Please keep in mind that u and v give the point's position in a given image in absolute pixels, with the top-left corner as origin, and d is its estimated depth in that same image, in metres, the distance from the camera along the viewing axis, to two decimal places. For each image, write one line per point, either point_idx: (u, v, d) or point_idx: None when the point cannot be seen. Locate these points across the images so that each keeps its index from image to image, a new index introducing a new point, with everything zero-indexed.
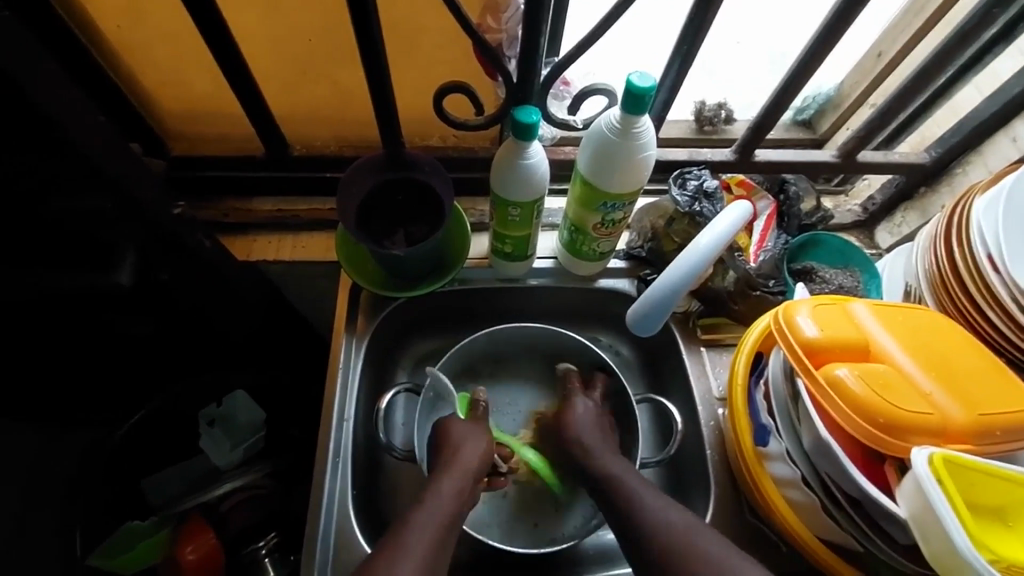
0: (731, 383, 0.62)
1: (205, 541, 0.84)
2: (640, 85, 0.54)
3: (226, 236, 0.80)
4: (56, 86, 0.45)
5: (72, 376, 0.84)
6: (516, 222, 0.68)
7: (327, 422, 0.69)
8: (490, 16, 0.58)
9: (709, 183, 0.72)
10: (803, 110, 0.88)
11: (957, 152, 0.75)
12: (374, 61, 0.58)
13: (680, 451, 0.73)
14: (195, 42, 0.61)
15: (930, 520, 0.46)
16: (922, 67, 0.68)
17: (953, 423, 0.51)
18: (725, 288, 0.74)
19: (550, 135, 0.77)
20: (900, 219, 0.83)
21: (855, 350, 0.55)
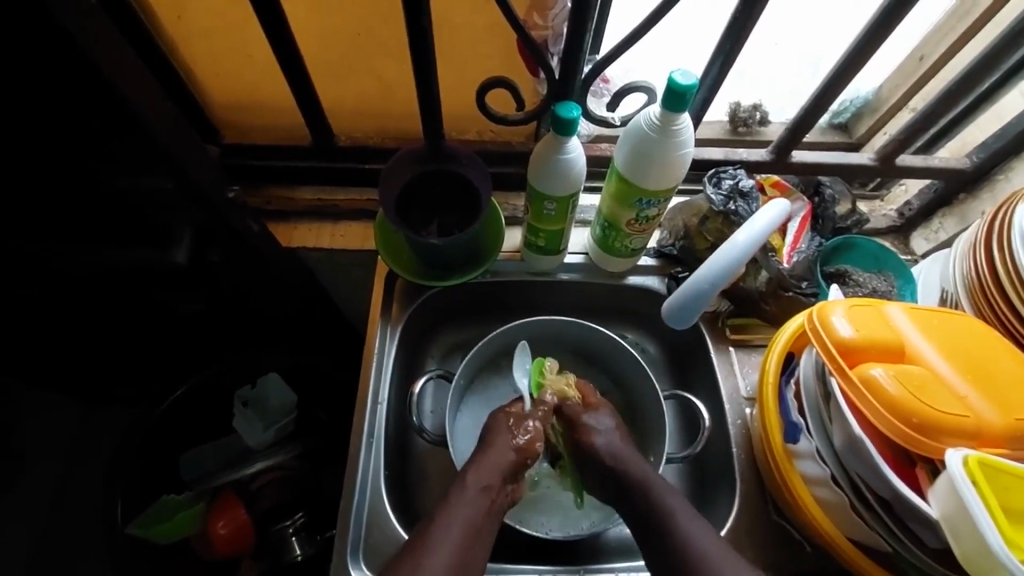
0: (762, 380, 0.62)
1: (236, 517, 0.89)
2: (681, 83, 0.55)
3: (271, 222, 0.83)
4: (127, 69, 0.48)
5: (118, 352, 0.88)
6: (551, 216, 0.70)
7: (362, 404, 0.71)
8: (536, 13, 0.59)
9: (744, 183, 0.72)
10: (839, 114, 0.88)
11: (999, 158, 0.74)
12: (423, 54, 0.60)
13: (706, 448, 0.74)
14: (251, 34, 0.64)
15: (963, 520, 0.46)
16: (966, 70, 0.67)
17: (989, 426, 0.50)
18: (757, 288, 0.75)
19: (587, 131, 0.78)
20: (937, 226, 0.82)
21: (889, 350, 0.55)
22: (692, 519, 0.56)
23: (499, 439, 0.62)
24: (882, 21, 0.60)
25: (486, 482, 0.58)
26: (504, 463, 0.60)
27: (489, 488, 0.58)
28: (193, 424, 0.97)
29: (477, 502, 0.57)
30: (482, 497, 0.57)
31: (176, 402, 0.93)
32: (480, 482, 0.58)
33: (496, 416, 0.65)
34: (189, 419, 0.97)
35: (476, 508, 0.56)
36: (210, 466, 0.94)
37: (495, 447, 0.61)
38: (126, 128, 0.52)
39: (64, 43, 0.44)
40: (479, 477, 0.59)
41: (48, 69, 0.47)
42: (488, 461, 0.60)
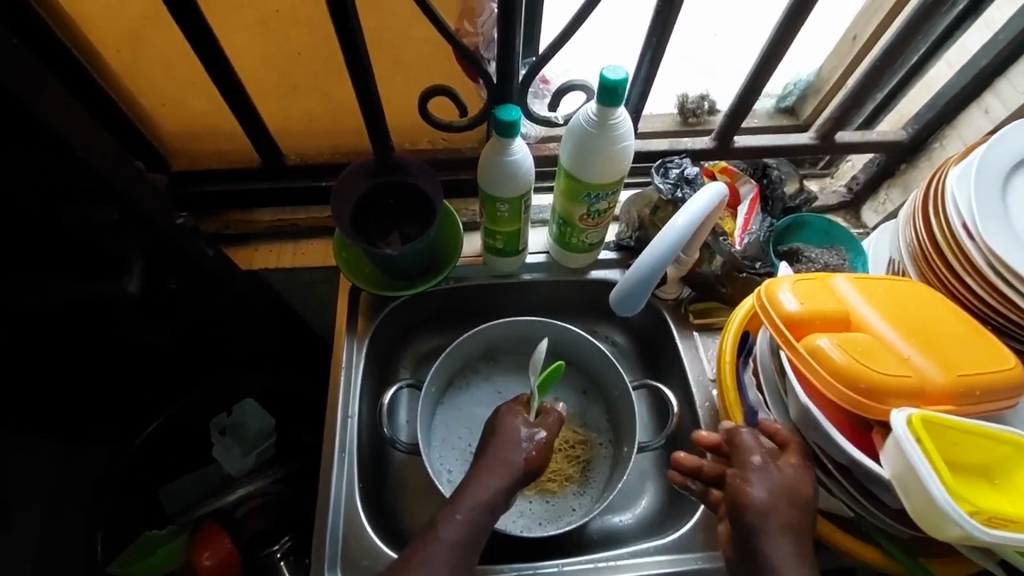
0: (721, 360, 0.64)
1: (222, 546, 0.87)
2: (612, 78, 0.57)
3: (231, 247, 0.83)
4: (61, 107, 0.49)
5: (86, 390, 0.87)
6: (506, 217, 0.71)
7: (332, 420, 0.71)
8: (467, 20, 0.61)
9: (690, 170, 0.74)
10: (785, 98, 0.91)
11: (932, 128, 0.76)
12: (359, 69, 0.62)
13: (678, 434, 0.75)
14: (188, 60, 0.65)
15: (912, 479, 0.47)
16: (888, 48, 0.70)
17: (933, 385, 0.52)
18: (713, 272, 0.76)
19: (534, 132, 0.79)
20: (884, 197, 0.85)
21: (836, 321, 0.56)
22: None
23: (507, 456, 0.60)
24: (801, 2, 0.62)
25: (477, 504, 0.57)
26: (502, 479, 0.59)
27: (484, 513, 0.57)
28: (171, 456, 0.96)
29: (468, 525, 0.57)
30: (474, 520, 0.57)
31: (152, 435, 0.93)
32: (474, 505, 0.57)
33: (501, 414, 0.64)
34: (166, 453, 0.96)
35: (462, 530, 0.56)
36: (192, 497, 0.93)
37: (500, 462, 0.60)
38: (65, 166, 0.52)
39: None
40: (477, 498, 0.57)
41: None
42: (485, 480, 0.59)
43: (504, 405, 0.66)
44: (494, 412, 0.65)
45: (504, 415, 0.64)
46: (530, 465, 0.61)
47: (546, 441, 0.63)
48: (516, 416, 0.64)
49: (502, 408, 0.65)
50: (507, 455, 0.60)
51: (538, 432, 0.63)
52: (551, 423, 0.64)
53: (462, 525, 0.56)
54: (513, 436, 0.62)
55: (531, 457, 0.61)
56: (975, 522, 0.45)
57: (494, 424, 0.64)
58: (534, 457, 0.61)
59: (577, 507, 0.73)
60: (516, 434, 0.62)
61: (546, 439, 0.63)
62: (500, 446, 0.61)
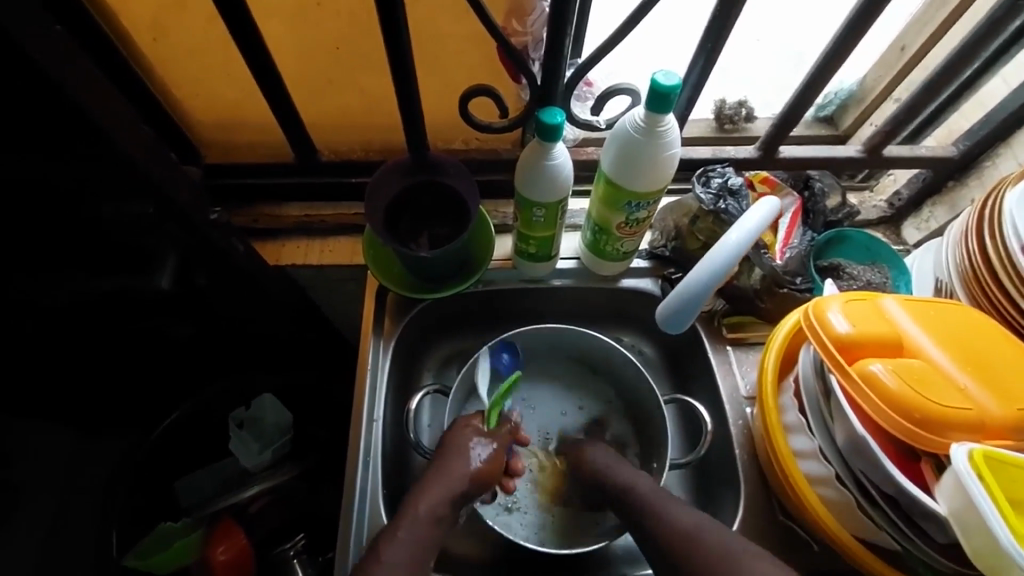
0: (762, 379, 0.63)
1: (236, 540, 0.85)
2: (664, 84, 0.54)
3: (258, 241, 0.82)
4: (104, 99, 0.48)
5: (106, 381, 0.86)
6: (541, 223, 0.69)
7: (358, 423, 0.70)
8: (515, 19, 0.59)
9: (733, 181, 0.72)
10: (825, 107, 0.88)
11: (985, 145, 0.73)
12: (402, 66, 0.60)
13: (708, 451, 0.73)
14: (226, 51, 0.63)
15: (973, 516, 0.45)
16: (948, 60, 0.67)
17: (992, 418, 0.50)
18: (752, 286, 0.74)
19: (573, 135, 0.77)
20: (927, 214, 0.82)
21: (887, 344, 0.54)
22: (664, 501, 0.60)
23: (452, 467, 0.60)
24: (846, 37, 0.62)
25: (424, 518, 0.56)
26: (455, 490, 0.59)
27: (441, 518, 0.57)
28: (188, 449, 0.95)
29: (426, 533, 0.56)
30: (430, 529, 0.56)
31: (169, 428, 0.91)
32: (432, 509, 0.57)
33: (457, 427, 0.64)
34: (184, 445, 0.95)
35: (423, 537, 0.55)
36: (207, 491, 0.92)
37: (448, 477, 0.59)
38: (100, 156, 0.51)
39: (29, 72, 0.43)
40: (422, 514, 0.56)
41: (33, 111, 0.47)
42: (435, 489, 0.58)
43: (461, 418, 0.66)
44: (448, 427, 0.65)
45: (455, 429, 0.64)
46: (475, 480, 0.60)
47: (497, 454, 0.63)
48: (467, 429, 0.64)
49: (459, 422, 0.65)
50: (452, 466, 0.60)
51: (493, 443, 0.64)
52: (503, 439, 0.65)
53: (410, 542, 0.55)
54: (462, 450, 0.62)
55: (478, 471, 0.61)
56: None
57: (444, 440, 0.64)
58: (485, 473, 0.61)
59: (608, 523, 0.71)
60: (462, 447, 0.62)
61: (494, 453, 0.63)
62: (450, 459, 0.61)
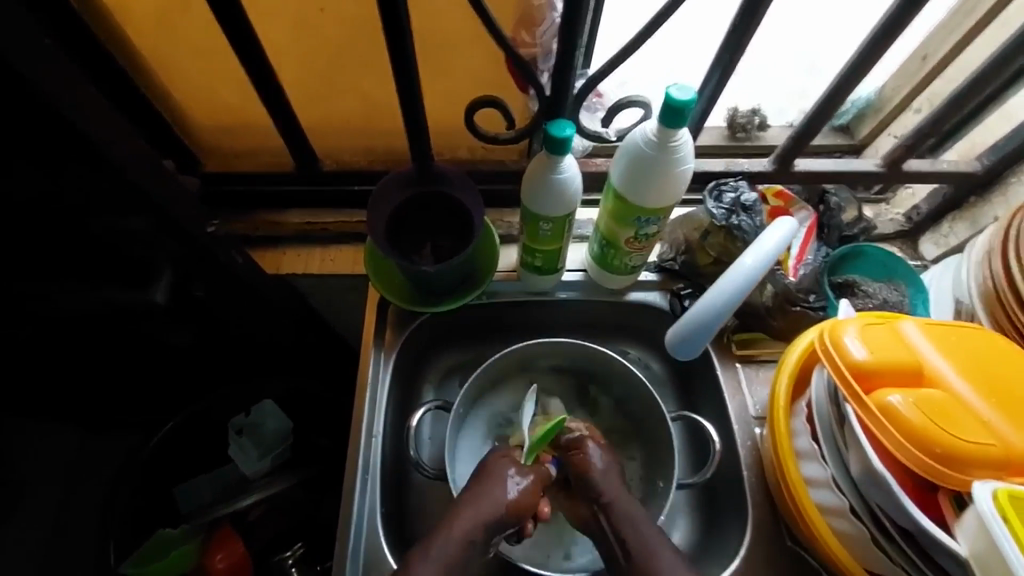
0: (772, 403, 0.61)
1: (235, 550, 0.86)
2: (679, 99, 0.52)
3: (256, 249, 0.81)
4: (94, 113, 0.46)
5: (105, 386, 0.85)
6: (547, 236, 0.67)
7: (356, 439, 0.68)
8: (524, 29, 0.57)
9: (746, 196, 0.70)
10: (842, 116, 0.84)
11: (1010, 160, 0.71)
12: (406, 75, 0.58)
13: (715, 472, 0.71)
14: (227, 59, 0.62)
15: (995, 560, 0.44)
16: (977, 73, 0.64)
17: (1016, 454, 0.48)
18: (764, 303, 0.71)
19: (582, 147, 0.75)
20: (946, 230, 0.79)
21: (907, 372, 0.52)
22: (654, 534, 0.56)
23: (486, 496, 0.56)
24: (878, 41, 0.59)
25: (456, 546, 0.53)
26: (489, 516, 0.55)
27: (472, 544, 0.54)
28: (187, 455, 0.94)
29: (456, 557, 0.53)
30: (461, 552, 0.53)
31: (168, 435, 0.90)
32: (464, 533, 0.53)
33: (496, 457, 0.60)
34: (183, 451, 0.94)
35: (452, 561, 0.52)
36: (206, 497, 0.91)
37: (478, 506, 0.55)
38: (91, 169, 0.49)
39: (13, 82, 0.41)
40: (449, 549, 0.52)
41: (24, 125, 0.45)
42: (466, 514, 0.54)
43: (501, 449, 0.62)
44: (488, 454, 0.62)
45: (494, 457, 0.60)
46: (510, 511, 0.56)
47: (535, 484, 0.59)
48: (504, 458, 0.60)
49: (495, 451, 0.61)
50: (488, 493, 0.56)
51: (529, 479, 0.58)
52: (543, 469, 0.60)
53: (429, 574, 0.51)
54: (498, 478, 0.58)
55: (516, 502, 0.57)
56: None
57: (483, 466, 0.60)
58: (523, 502, 0.57)
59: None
60: (500, 475, 0.58)
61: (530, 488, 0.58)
62: (487, 485, 0.57)
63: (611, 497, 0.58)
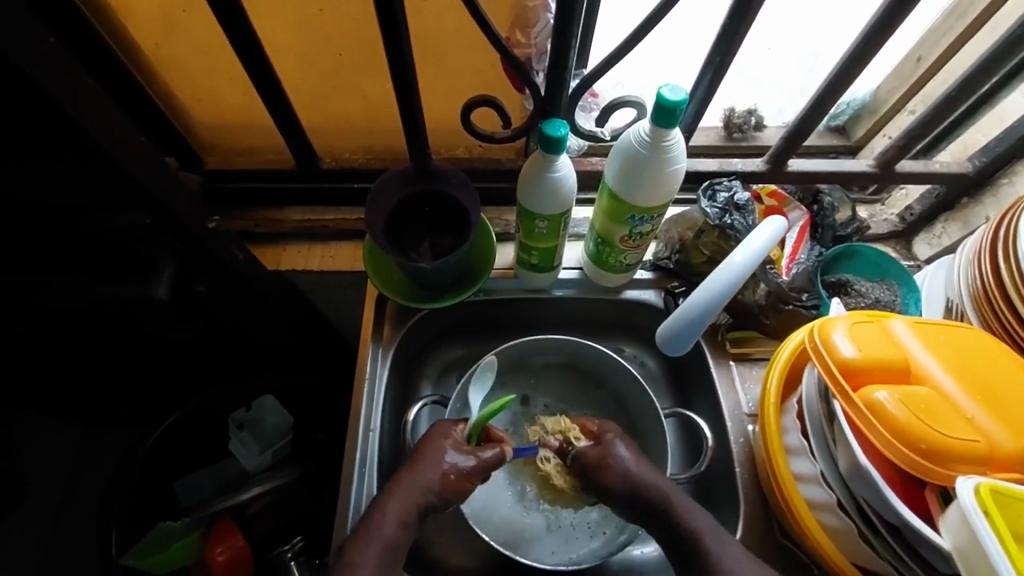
0: (763, 400, 0.62)
1: (233, 544, 0.86)
2: (671, 99, 0.53)
3: (257, 246, 0.82)
4: (97, 112, 0.47)
5: (107, 380, 0.87)
6: (543, 234, 0.68)
7: (354, 433, 0.70)
8: (518, 30, 0.58)
9: (739, 196, 0.71)
10: (837, 116, 0.85)
11: (1001, 161, 0.71)
12: (402, 75, 0.59)
13: (709, 468, 0.72)
14: (227, 59, 0.63)
15: (977, 553, 0.45)
16: (967, 74, 0.65)
17: (999, 450, 0.48)
18: (757, 302, 0.73)
19: (577, 146, 0.76)
20: (939, 230, 0.80)
21: (894, 370, 0.53)
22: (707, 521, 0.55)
23: (423, 477, 0.56)
24: (871, 38, 0.59)
25: (391, 527, 0.53)
26: (420, 502, 0.55)
27: (406, 526, 0.54)
28: (188, 449, 0.95)
29: (393, 537, 0.53)
30: (397, 535, 0.54)
31: (169, 429, 0.92)
32: (397, 516, 0.54)
33: (432, 440, 0.60)
34: (184, 445, 0.95)
35: (391, 543, 0.53)
36: (206, 491, 0.92)
37: (415, 485, 0.56)
38: (92, 165, 0.50)
39: (15, 78, 0.42)
40: (386, 531, 0.53)
41: (30, 122, 0.47)
42: (398, 497, 0.55)
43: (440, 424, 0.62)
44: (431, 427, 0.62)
45: (435, 434, 0.60)
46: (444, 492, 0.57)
47: (472, 467, 0.59)
48: (445, 437, 0.60)
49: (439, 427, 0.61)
50: (424, 474, 0.57)
51: (469, 461, 0.59)
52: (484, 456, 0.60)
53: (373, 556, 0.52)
54: (437, 457, 0.58)
55: (450, 484, 0.57)
56: None
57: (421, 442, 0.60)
58: (457, 485, 0.58)
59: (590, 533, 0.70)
60: (437, 455, 0.58)
61: (468, 470, 0.58)
62: (425, 464, 0.57)
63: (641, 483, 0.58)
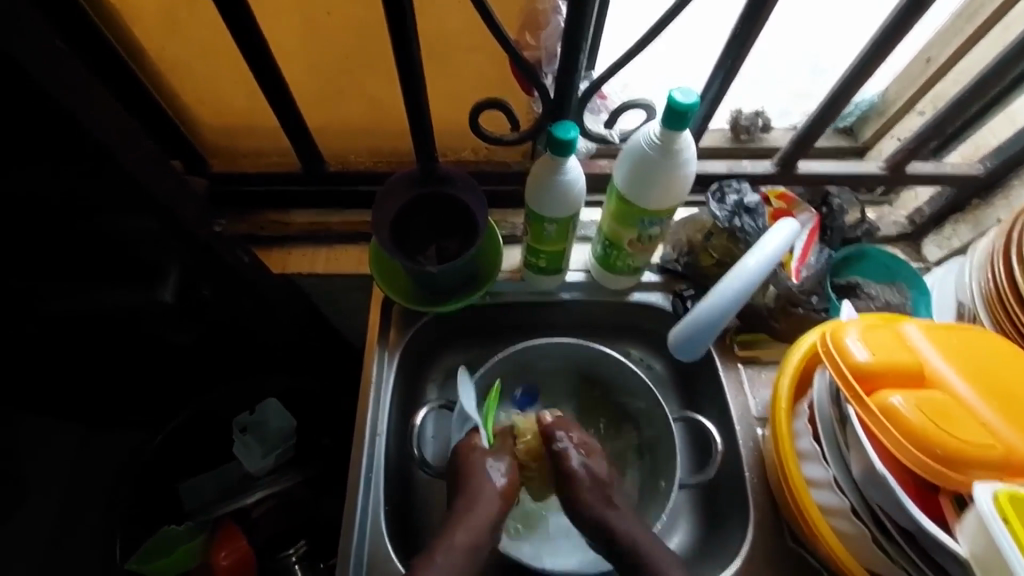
0: (774, 405, 0.61)
1: (237, 547, 0.86)
2: (683, 102, 0.53)
3: (262, 249, 0.81)
4: (103, 116, 0.47)
5: (110, 384, 0.86)
6: (552, 238, 0.67)
7: (360, 438, 0.69)
8: (529, 32, 0.58)
9: (749, 198, 0.70)
10: (845, 118, 0.84)
11: (1013, 164, 0.71)
12: (411, 78, 0.59)
13: (718, 472, 0.71)
14: (234, 61, 0.63)
15: (995, 560, 0.44)
16: (980, 76, 0.64)
17: (1016, 456, 0.48)
18: (766, 305, 0.72)
19: (585, 148, 0.75)
20: (949, 232, 0.79)
21: (908, 374, 0.52)
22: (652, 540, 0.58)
23: (479, 489, 0.60)
24: (889, 34, 0.58)
25: (465, 546, 0.56)
26: (489, 517, 0.58)
27: (477, 545, 0.57)
28: (191, 452, 0.95)
29: (466, 555, 0.56)
30: (467, 556, 0.56)
31: (174, 432, 0.91)
32: (468, 534, 0.57)
33: (470, 456, 0.63)
34: (187, 448, 0.94)
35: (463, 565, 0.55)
36: (208, 495, 0.91)
37: (474, 501, 0.59)
38: (99, 169, 0.50)
39: (20, 80, 0.42)
40: (457, 549, 0.55)
41: (36, 125, 0.46)
42: (466, 517, 0.58)
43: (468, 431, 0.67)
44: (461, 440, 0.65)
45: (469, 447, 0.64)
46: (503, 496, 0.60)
47: (515, 471, 0.63)
48: (477, 448, 0.64)
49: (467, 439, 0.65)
50: (482, 487, 0.60)
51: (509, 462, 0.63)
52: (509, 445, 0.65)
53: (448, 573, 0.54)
54: (483, 470, 0.61)
55: (504, 488, 0.61)
56: None
57: (460, 455, 0.64)
58: (509, 488, 0.61)
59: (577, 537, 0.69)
60: (484, 469, 0.61)
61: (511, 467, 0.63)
62: (477, 479, 0.60)
63: (625, 530, 0.58)
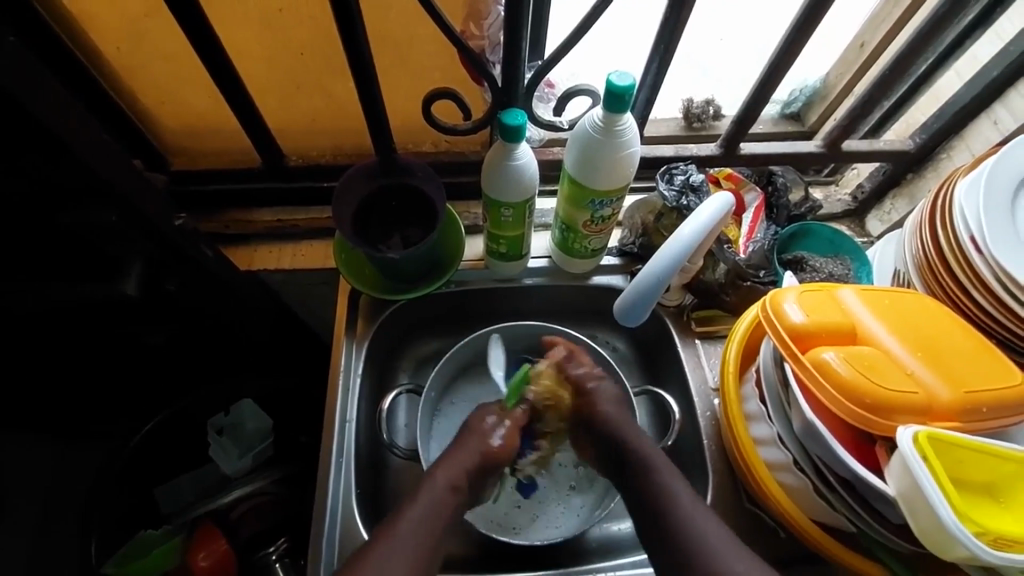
0: (723, 370, 0.64)
1: (216, 547, 0.84)
2: (619, 84, 0.56)
3: (229, 247, 0.83)
4: (62, 110, 0.49)
5: (80, 390, 0.86)
6: (509, 222, 0.70)
7: (330, 425, 0.70)
8: (472, 23, 0.61)
9: (695, 177, 0.74)
10: (790, 104, 0.89)
11: (940, 137, 0.75)
12: (363, 71, 0.61)
13: (680, 442, 0.74)
14: (191, 60, 0.64)
15: (917, 496, 0.47)
16: (900, 56, 0.69)
17: (938, 402, 0.51)
18: (716, 280, 0.76)
19: (538, 136, 0.79)
20: (889, 207, 0.84)
21: (840, 333, 0.56)
22: (686, 496, 0.56)
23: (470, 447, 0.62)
24: (798, 31, 0.64)
25: (452, 488, 0.58)
26: (471, 462, 0.61)
27: (457, 488, 0.58)
28: (166, 457, 0.94)
29: (440, 501, 0.56)
30: (448, 500, 0.57)
31: (146, 437, 0.90)
32: (448, 480, 0.58)
33: (472, 421, 0.65)
34: (162, 453, 0.94)
35: (441, 507, 0.56)
36: (188, 497, 0.92)
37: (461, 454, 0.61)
38: (55, 163, 0.52)
39: None
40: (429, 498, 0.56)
41: None
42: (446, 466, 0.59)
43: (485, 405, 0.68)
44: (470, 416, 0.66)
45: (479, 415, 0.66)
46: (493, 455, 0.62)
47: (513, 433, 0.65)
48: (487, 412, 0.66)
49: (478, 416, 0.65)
50: (471, 445, 0.62)
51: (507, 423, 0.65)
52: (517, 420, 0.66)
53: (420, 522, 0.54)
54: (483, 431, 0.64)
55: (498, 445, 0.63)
56: (980, 543, 0.45)
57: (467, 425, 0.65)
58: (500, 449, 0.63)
59: (582, 509, 0.72)
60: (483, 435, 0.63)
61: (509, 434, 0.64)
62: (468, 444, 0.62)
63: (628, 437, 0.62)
